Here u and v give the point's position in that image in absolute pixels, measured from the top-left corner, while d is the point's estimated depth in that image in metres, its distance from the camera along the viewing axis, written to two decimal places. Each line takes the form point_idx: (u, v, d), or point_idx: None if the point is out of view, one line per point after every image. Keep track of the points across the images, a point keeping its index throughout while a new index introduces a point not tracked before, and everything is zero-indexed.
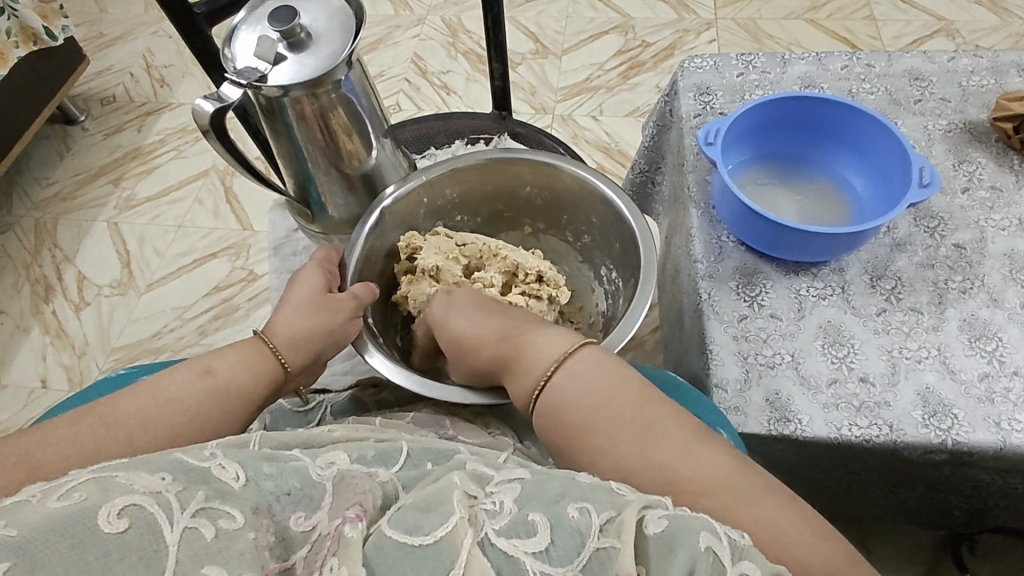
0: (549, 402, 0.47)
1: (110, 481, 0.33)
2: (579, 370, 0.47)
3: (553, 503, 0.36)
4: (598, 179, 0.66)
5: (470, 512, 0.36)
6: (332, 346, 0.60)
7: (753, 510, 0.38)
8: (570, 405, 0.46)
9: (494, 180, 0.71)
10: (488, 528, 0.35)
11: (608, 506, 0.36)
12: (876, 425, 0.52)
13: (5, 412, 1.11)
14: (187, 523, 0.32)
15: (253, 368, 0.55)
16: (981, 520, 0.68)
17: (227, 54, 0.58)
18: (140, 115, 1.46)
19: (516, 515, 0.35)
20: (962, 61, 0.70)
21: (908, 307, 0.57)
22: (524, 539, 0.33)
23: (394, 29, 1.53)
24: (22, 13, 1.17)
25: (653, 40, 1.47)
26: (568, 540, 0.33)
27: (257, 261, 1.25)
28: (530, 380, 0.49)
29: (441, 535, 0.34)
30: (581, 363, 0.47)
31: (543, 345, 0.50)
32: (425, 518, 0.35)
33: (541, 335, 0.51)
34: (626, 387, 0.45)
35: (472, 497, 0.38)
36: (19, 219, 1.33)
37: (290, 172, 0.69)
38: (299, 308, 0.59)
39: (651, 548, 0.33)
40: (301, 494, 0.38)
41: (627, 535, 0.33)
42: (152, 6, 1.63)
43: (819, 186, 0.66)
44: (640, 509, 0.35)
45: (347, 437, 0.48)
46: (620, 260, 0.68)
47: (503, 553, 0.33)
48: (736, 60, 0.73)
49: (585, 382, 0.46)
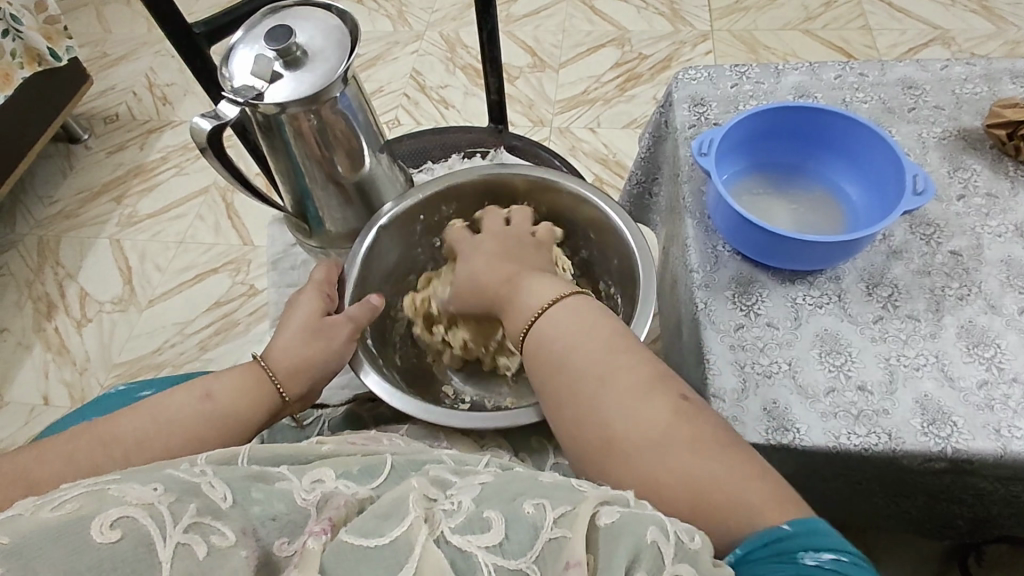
0: (534, 340, 0.50)
1: (103, 492, 0.33)
2: (558, 317, 0.50)
3: (511, 501, 0.36)
4: (590, 192, 0.66)
5: (427, 511, 0.36)
6: (331, 373, 0.59)
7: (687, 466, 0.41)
8: (545, 346, 0.49)
9: (489, 196, 0.71)
10: (443, 526, 0.34)
11: (565, 501, 0.36)
12: (875, 434, 0.51)
13: (6, 428, 1.11)
14: (179, 538, 0.32)
15: (253, 395, 0.55)
16: (985, 530, 0.67)
17: (225, 72, 0.59)
18: (142, 133, 1.47)
19: (473, 512, 0.35)
20: (955, 69, 0.71)
21: (905, 314, 0.57)
22: (477, 535, 0.33)
23: (392, 45, 1.54)
24: (27, 34, 1.18)
25: (650, 52, 1.48)
26: (521, 534, 0.33)
27: (258, 275, 1.25)
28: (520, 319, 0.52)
29: (396, 535, 0.33)
30: (567, 309, 0.50)
31: (535, 291, 0.53)
32: (381, 522, 0.34)
33: (536, 283, 0.54)
34: (591, 343, 0.48)
35: (431, 499, 0.37)
36: (23, 237, 1.34)
37: (288, 187, 0.69)
38: (297, 334, 0.59)
39: (600, 540, 0.34)
40: (286, 520, 0.37)
41: (580, 526, 0.34)
42: (154, 25, 1.65)
43: (815, 194, 0.66)
44: (595, 504, 0.35)
45: (334, 451, 0.47)
46: (619, 275, 0.67)
47: (457, 550, 0.33)
48: (730, 71, 0.73)
49: (563, 333, 0.49)
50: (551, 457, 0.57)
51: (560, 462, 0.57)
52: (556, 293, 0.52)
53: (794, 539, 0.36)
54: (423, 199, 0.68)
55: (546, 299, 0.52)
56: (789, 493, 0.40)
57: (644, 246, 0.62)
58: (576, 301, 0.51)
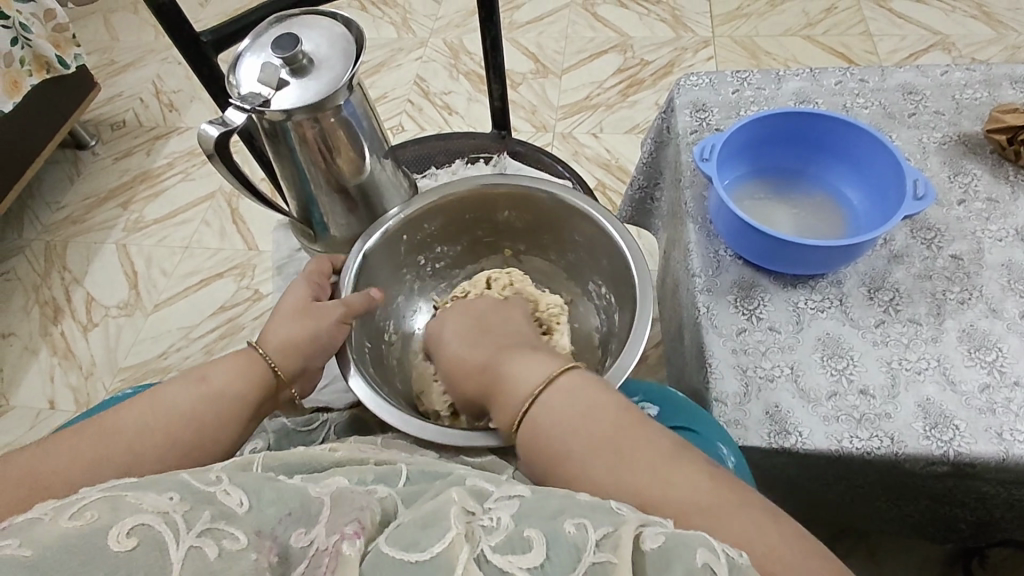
0: (529, 428, 0.46)
1: (120, 501, 0.34)
2: (552, 400, 0.46)
3: (552, 519, 0.36)
4: (578, 197, 0.67)
5: (467, 527, 0.36)
6: (323, 350, 0.60)
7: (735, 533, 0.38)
8: (545, 432, 0.46)
9: (471, 209, 0.72)
10: (484, 544, 0.35)
11: (606, 523, 0.36)
12: (877, 438, 0.52)
13: (12, 432, 1.12)
14: (192, 542, 0.33)
15: (247, 375, 0.55)
16: (987, 534, 0.68)
17: (232, 80, 0.59)
18: (149, 139, 1.48)
19: (513, 531, 0.36)
20: (955, 75, 0.71)
21: (906, 318, 0.57)
22: (519, 555, 0.34)
23: (396, 51, 1.55)
24: (35, 42, 1.19)
25: (651, 58, 1.49)
26: (563, 556, 0.34)
27: (263, 280, 1.26)
28: (513, 405, 0.48)
29: (436, 551, 0.34)
30: (560, 387, 0.47)
31: (525, 371, 0.49)
32: (423, 533, 0.35)
33: (524, 362, 0.50)
34: (596, 418, 0.45)
35: (470, 513, 0.38)
36: (30, 242, 1.35)
37: (294, 196, 0.70)
38: (287, 318, 0.60)
39: (649, 563, 0.34)
40: (300, 513, 0.37)
41: (624, 551, 0.34)
42: (161, 33, 1.66)
43: (817, 200, 0.66)
44: (638, 527, 0.36)
45: (348, 457, 0.48)
46: (608, 272, 0.69)
47: (499, 569, 0.33)
48: (731, 77, 0.74)
49: (562, 409, 0.46)
50: None
51: None
52: (547, 371, 0.48)
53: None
54: (423, 207, 0.69)
55: (537, 381, 0.48)
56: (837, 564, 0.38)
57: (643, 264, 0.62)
58: (570, 378, 0.47)
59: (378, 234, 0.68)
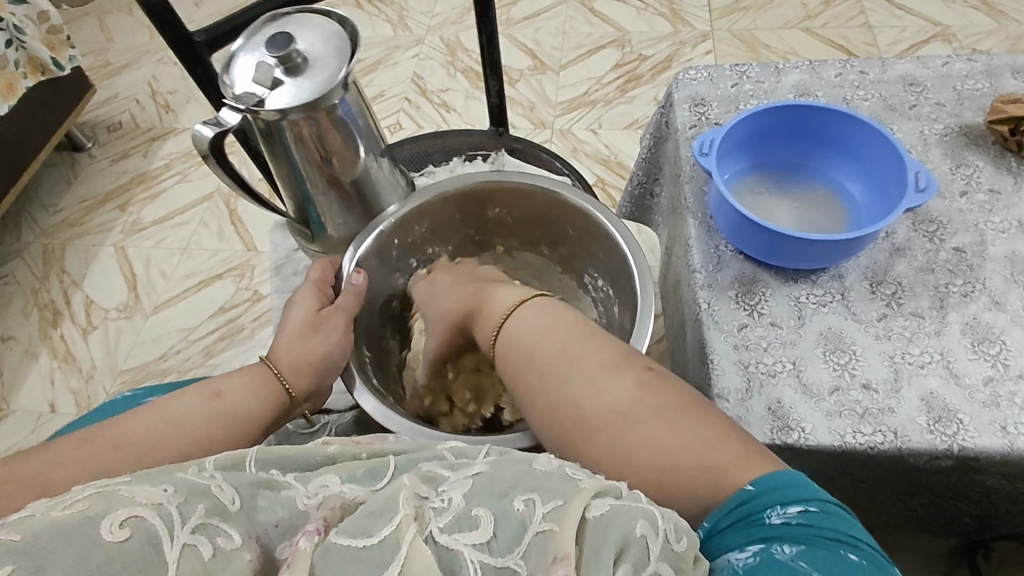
0: (500, 342, 0.54)
1: (112, 493, 0.34)
2: (522, 319, 0.53)
3: (501, 497, 0.36)
4: (576, 195, 0.67)
5: (417, 510, 0.36)
6: (332, 368, 0.61)
7: (655, 434, 0.43)
8: (514, 345, 0.52)
9: (456, 207, 0.72)
10: (433, 524, 0.35)
11: (555, 495, 0.36)
12: (880, 432, 0.51)
13: (12, 437, 1.12)
14: (186, 539, 0.32)
15: (260, 391, 0.55)
16: (993, 527, 0.67)
17: (225, 80, 0.59)
18: (145, 141, 1.48)
19: (462, 509, 0.35)
20: (956, 65, 0.70)
21: (909, 312, 0.57)
22: (465, 533, 0.34)
23: (393, 49, 1.55)
24: (30, 44, 1.19)
25: (649, 53, 1.48)
26: (508, 533, 0.34)
27: (261, 281, 1.25)
28: (490, 327, 0.55)
29: (385, 535, 0.34)
30: (528, 312, 0.53)
31: (503, 297, 0.56)
32: (370, 520, 0.35)
33: (501, 291, 0.58)
34: (551, 335, 0.50)
35: (422, 497, 0.37)
36: (28, 246, 1.34)
37: (289, 194, 0.70)
38: (298, 334, 0.60)
39: (589, 534, 0.34)
40: (287, 525, 0.37)
41: (569, 523, 0.34)
42: (156, 34, 1.65)
43: (817, 193, 0.65)
44: (588, 497, 0.36)
45: (341, 452, 0.44)
46: (605, 265, 0.69)
47: (444, 547, 0.34)
48: (730, 71, 0.73)
49: (525, 332, 0.52)
50: None
51: None
52: (520, 298, 0.56)
53: (763, 497, 0.39)
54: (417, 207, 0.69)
55: (511, 303, 0.55)
56: (753, 452, 0.42)
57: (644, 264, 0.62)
58: (538, 302, 0.54)
59: (370, 238, 0.68)
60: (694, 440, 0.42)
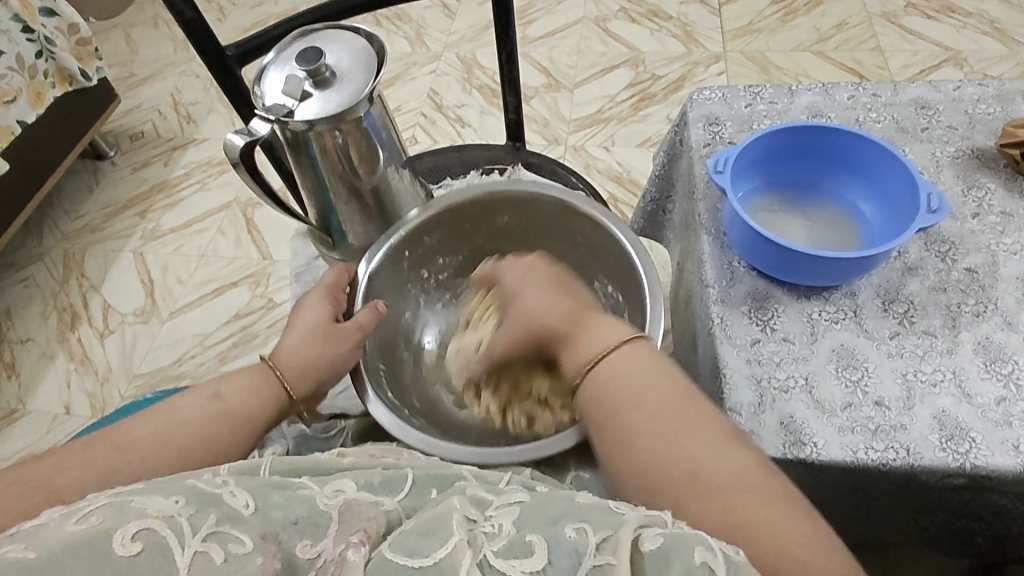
0: (596, 379, 0.50)
1: (125, 503, 0.34)
2: (622, 363, 0.50)
3: (551, 524, 0.36)
4: (585, 202, 0.68)
5: (471, 534, 0.36)
6: (336, 371, 0.61)
7: (767, 519, 0.40)
8: (614, 386, 0.49)
9: (468, 217, 0.73)
10: (486, 549, 0.35)
11: (605, 525, 0.36)
12: (892, 449, 0.52)
13: (28, 437, 1.12)
14: (198, 547, 0.33)
15: (261, 393, 0.56)
16: (1005, 549, 0.67)
17: (257, 92, 0.60)
18: (167, 150, 1.50)
19: (515, 536, 0.36)
20: (968, 90, 0.71)
21: (921, 330, 0.57)
22: (521, 559, 0.34)
23: (411, 65, 1.57)
24: (59, 56, 1.21)
25: (663, 73, 1.50)
26: (564, 559, 0.34)
27: (276, 289, 1.27)
28: (580, 361, 0.52)
29: (440, 556, 0.34)
30: (633, 354, 0.50)
31: (598, 331, 0.53)
32: (425, 539, 0.35)
33: (594, 322, 0.54)
34: (657, 387, 0.48)
35: (471, 521, 0.37)
36: (48, 250, 1.36)
37: (313, 205, 0.71)
38: (304, 337, 0.60)
39: (647, 563, 0.33)
40: (307, 523, 0.37)
41: (623, 552, 0.34)
42: (180, 47, 1.69)
43: (830, 213, 0.66)
44: (636, 527, 0.36)
45: (355, 463, 0.47)
46: (615, 277, 0.70)
47: (501, 573, 0.33)
48: (744, 92, 0.75)
49: (630, 375, 0.49)
50: (572, 471, 0.58)
51: (581, 475, 0.57)
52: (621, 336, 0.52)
53: None
54: (428, 216, 0.70)
55: (607, 341, 0.52)
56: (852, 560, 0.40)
57: (653, 274, 0.63)
58: (638, 345, 0.51)
59: (384, 249, 0.69)
60: (804, 538, 0.40)
